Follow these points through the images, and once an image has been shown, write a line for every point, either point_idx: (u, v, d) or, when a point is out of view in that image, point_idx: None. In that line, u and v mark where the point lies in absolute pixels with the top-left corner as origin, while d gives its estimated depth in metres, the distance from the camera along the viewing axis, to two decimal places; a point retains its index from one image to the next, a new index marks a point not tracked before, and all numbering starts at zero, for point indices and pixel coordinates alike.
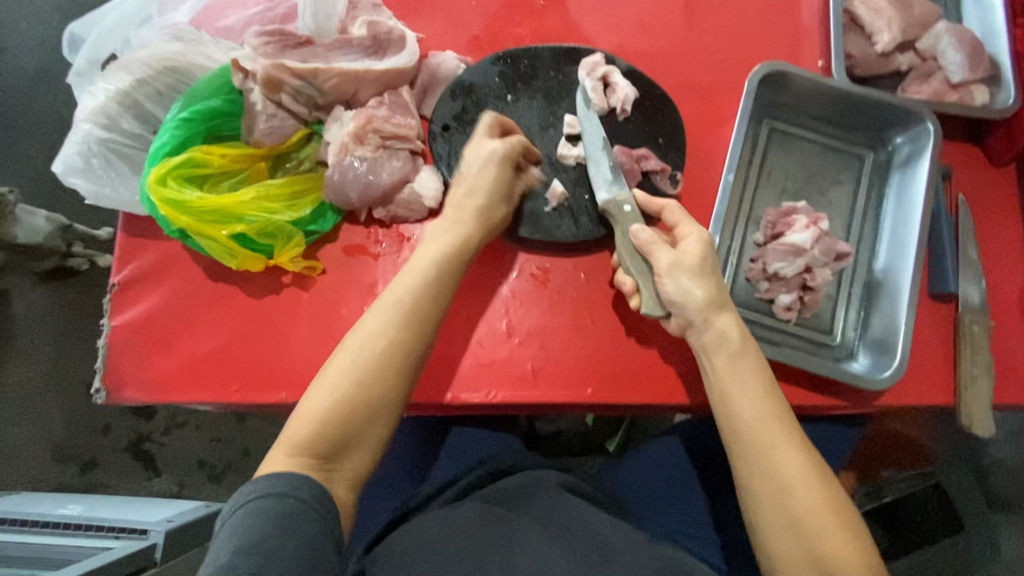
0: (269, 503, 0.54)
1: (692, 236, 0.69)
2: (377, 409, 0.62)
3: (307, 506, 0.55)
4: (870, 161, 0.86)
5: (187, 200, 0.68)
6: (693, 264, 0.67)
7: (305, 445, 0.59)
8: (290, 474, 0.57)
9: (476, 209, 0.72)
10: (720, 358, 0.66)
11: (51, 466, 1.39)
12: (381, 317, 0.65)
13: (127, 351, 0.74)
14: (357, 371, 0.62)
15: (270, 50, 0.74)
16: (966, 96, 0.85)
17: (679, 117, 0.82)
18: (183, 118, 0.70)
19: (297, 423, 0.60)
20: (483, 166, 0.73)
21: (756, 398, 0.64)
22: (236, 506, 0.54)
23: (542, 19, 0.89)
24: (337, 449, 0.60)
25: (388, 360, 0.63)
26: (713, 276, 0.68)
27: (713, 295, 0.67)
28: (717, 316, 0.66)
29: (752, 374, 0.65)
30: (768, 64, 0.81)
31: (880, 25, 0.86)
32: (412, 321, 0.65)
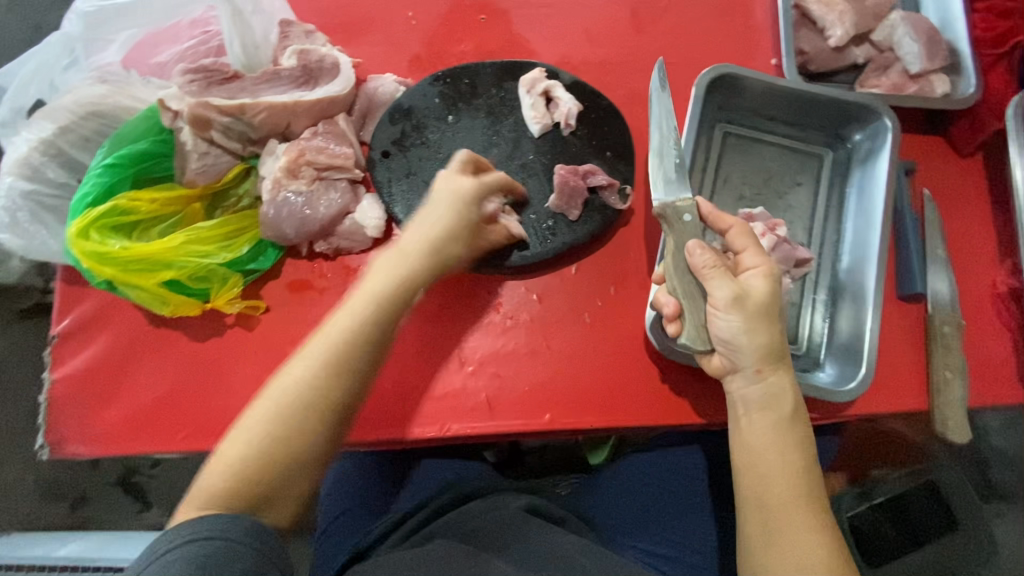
0: (193, 549, 0.48)
1: (761, 271, 0.61)
2: (304, 460, 0.55)
3: (235, 546, 0.49)
4: (830, 161, 0.83)
5: (111, 252, 0.66)
6: (759, 304, 0.60)
7: (224, 499, 0.52)
8: (216, 516, 0.51)
9: (429, 242, 0.64)
10: (762, 416, 0.61)
11: (40, 505, 1.37)
12: (306, 361, 0.57)
13: (69, 405, 0.72)
14: (284, 408, 0.55)
15: (194, 87, 0.72)
16: (926, 86, 0.82)
17: (628, 128, 0.79)
18: (106, 165, 0.68)
19: (228, 452, 0.53)
20: (450, 203, 0.65)
21: (794, 471, 0.59)
22: (157, 556, 0.48)
23: (484, 33, 0.86)
24: (259, 500, 0.53)
25: (317, 404, 0.56)
26: (777, 323, 0.61)
27: (774, 341, 0.60)
28: (777, 374, 0.61)
29: (797, 445, 0.60)
30: (716, 67, 0.78)
31: (832, 19, 0.82)
32: (340, 367, 0.57)
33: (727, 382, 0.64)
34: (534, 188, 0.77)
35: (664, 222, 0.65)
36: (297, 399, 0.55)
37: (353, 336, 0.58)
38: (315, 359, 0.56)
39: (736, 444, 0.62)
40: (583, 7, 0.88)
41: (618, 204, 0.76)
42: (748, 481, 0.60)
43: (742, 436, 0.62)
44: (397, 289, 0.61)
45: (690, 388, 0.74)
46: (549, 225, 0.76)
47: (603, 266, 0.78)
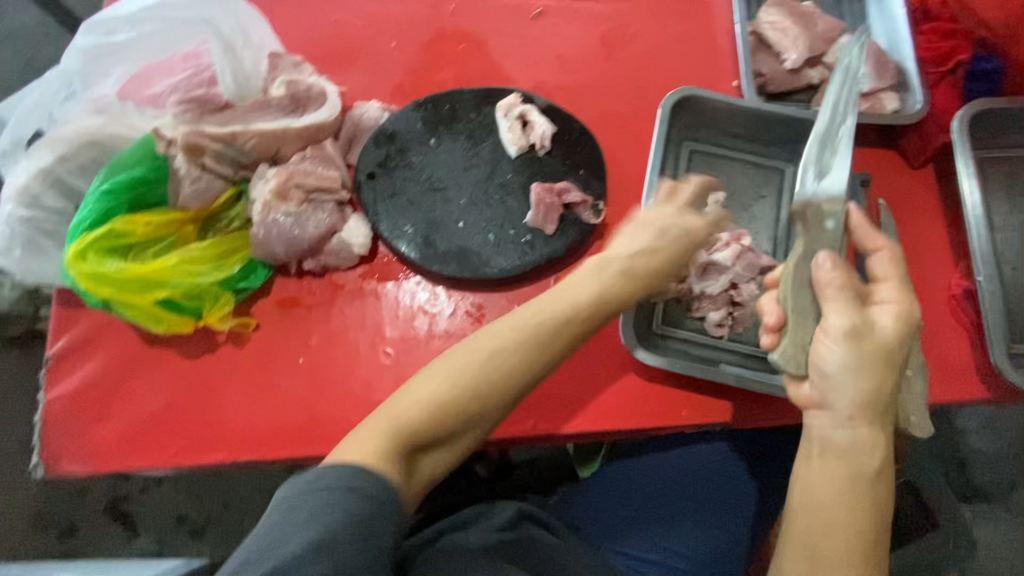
0: (355, 501, 0.52)
1: (886, 312, 0.61)
2: (471, 421, 0.60)
3: (381, 517, 0.53)
4: (791, 174, 0.88)
5: (109, 272, 0.69)
6: (878, 345, 0.59)
7: (406, 429, 0.57)
8: (376, 474, 0.54)
9: (632, 257, 0.66)
10: (838, 463, 0.59)
11: (28, 535, 1.36)
12: (514, 329, 0.61)
13: (65, 423, 0.74)
14: (474, 375, 0.59)
15: (189, 116, 0.76)
16: (876, 103, 0.88)
17: (600, 148, 0.84)
18: (103, 190, 0.72)
19: (403, 404, 0.59)
20: (675, 212, 0.69)
21: (854, 534, 0.57)
22: (322, 484, 0.53)
23: (463, 62, 0.92)
24: (425, 443, 0.59)
25: (509, 379, 0.60)
26: (891, 372, 0.59)
27: (881, 386, 0.59)
28: (876, 423, 0.59)
29: (874, 509, 0.58)
30: (680, 90, 0.84)
31: (786, 43, 0.89)
32: (543, 350, 0.61)
33: (809, 415, 0.62)
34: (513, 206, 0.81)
35: (804, 220, 0.68)
36: (488, 371, 0.59)
37: (539, 335, 0.61)
38: (525, 329, 0.60)
39: (805, 485, 0.59)
40: (555, 36, 0.94)
41: (593, 217, 0.81)
42: (801, 526, 0.58)
43: (815, 477, 0.59)
44: (554, 329, 0.61)
45: (663, 392, 0.78)
46: (527, 239, 0.80)
47: None
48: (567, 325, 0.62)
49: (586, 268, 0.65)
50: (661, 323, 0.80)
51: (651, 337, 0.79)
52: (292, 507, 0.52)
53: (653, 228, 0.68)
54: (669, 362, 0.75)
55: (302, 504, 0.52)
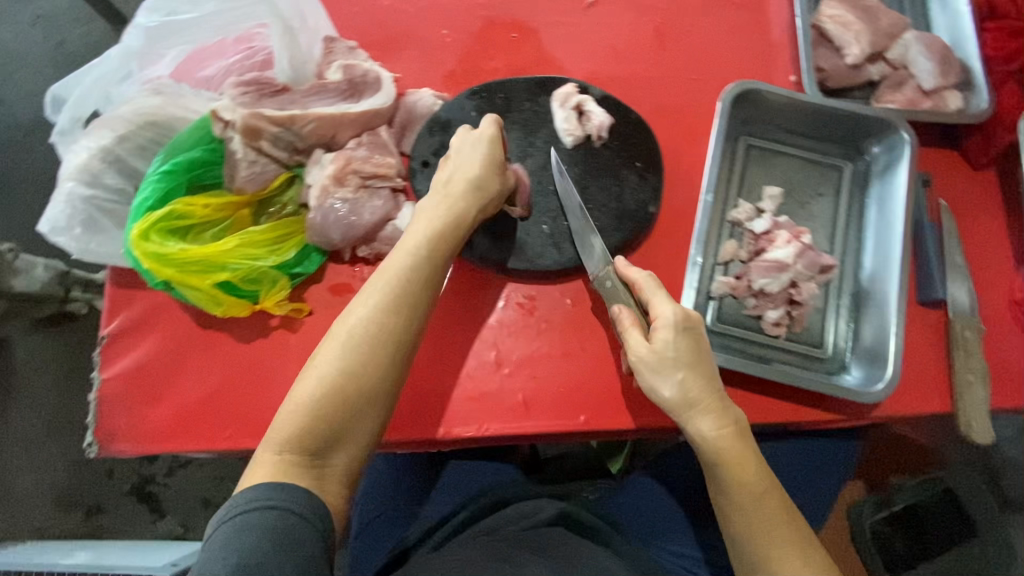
0: (269, 517, 0.53)
1: (665, 321, 0.64)
2: (354, 404, 0.59)
3: (304, 522, 0.54)
4: (849, 172, 0.86)
5: (171, 253, 0.69)
6: (665, 360, 0.63)
7: (294, 442, 0.57)
8: (291, 485, 0.55)
9: (467, 183, 0.71)
10: (708, 458, 0.64)
11: (55, 513, 1.37)
12: (367, 301, 0.63)
13: (117, 403, 0.74)
14: (348, 360, 0.60)
15: (247, 99, 0.76)
16: (939, 101, 0.86)
17: (656, 141, 0.83)
18: (164, 171, 0.72)
19: (281, 421, 0.58)
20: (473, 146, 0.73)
21: (759, 503, 0.63)
22: (235, 514, 0.53)
23: (515, 51, 0.90)
24: (324, 444, 0.58)
25: (373, 346, 0.61)
26: (692, 365, 0.63)
27: (690, 384, 0.63)
28: (702, 416, 0.63)
29: (750, 472, 0.63)
30: (739, 84, 0.82)
31: (848, 38, 0.87)
32: (402, 303, 0.63)
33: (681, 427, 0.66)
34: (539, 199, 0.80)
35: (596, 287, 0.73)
36: (347, 356, 0.60)
37: (393, 294, 0.63)
38: (379, 293, 0.63)
39: (713, 489, 0.65)
40: (609, 26, 0.92)
41: (650, 208, 0.80)
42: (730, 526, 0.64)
43: (710, 477, 0.65)
44: (399, 287, 0.64)
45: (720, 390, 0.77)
46: None
47: None
48: (418, 278, 0.65)
49: (442, 202, 0.70)
50: (717, 321, 0.79)
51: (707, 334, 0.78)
52: (206, 549, 0.52)
53: (471, 140, 0.74)
54: (727, 360, 0.74)
55: (217, 538, 0.52)
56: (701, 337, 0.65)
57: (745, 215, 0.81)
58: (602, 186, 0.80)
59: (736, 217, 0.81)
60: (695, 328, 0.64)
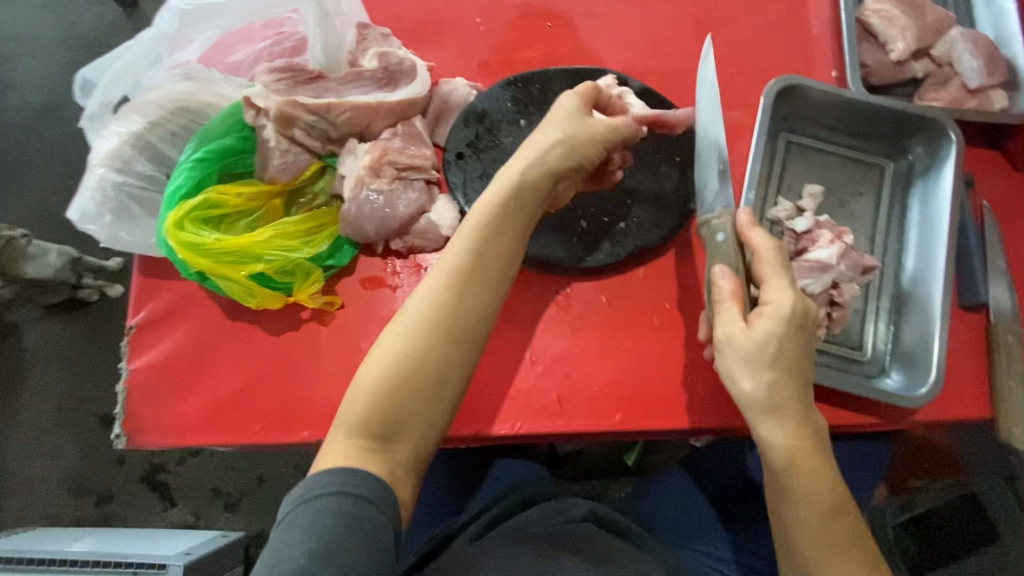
0: (344, 504, 0.50)
1: (774, 313, 0.60)
2: (429, 387, 0.56)
3: (379, 512, 0.51)
4: (890, 171, 0.84)
5: (205, 243, 0.67)
6: (760, 355, 0.60)
7: (365, 425, 0.54)
8: (364, 471, 0.52)
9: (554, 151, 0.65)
10: (777, 464, 0.61)
11: (65, 500, 1.36)
12: (439, 283, 0.59)
13: (146, 394, 0.73)
14: (409, 346, 0.56)
15: (281, 85, 0.74)
16: (984, 101, 0.83)
17: (696, 136, 0.81)
18: (197, 159, 0.70)
19: (351, 403, 0.55)
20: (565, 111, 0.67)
21: (824, 514, 0.60)
22: (311, 497, 0.51)
23: (550, 41, 0.88)
24: (392, 430, 0.55)
25: (450, 330, 0.58)
26: (785, 359, 0.60)
27: (779, 386, 0.60)
28: (785, 418, 0.61)
29: (824, 482, 0.61)
30: (783, 78, 0.80)
31: (894, 33, 0.84)
32: (473, 287, 0.59)
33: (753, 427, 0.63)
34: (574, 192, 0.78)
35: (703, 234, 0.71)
36: (423, 336, 0.57)
37: (461, 275, 0.59)
38: (451, 275, 0.59)
39: (775, 492, 0.63)
40: (647, 17, 0.90)
41: (689, 205, 0.78)
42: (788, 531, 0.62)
43: (779, 482, 0.62)
44: (473, 264, 0.60)
45: None
46: (620, 228, 0.78)
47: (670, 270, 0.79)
48: (489, 263, 0.61)
49: (507, 172, 0.64)
50: None
51: None
52: (283, 528, 0.50)
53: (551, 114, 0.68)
54: None
55: (295, 519, 0.49)
56: (805, 335, 0.61)
57: (785, 213, 0.80)
58: (640, 181, 0.79)
59: (776, 215, 0.80)
60: (800, 324, 0.61)
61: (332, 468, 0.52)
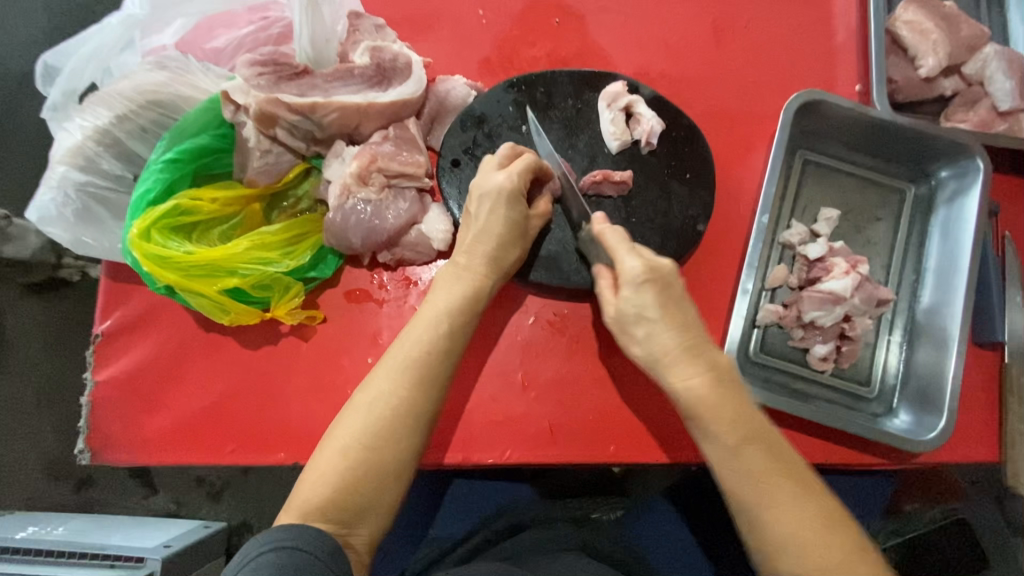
0: (284, 558, 0.48)
1: (629, 280, 0.61)
2: (389, 473, 0.56)
3: (320, 562, 0.49)
4: (911, 196, 0.80)
5: (173, 256, 0.61)
6: (626, 316, 0.62)
7: (320, 508, 0.54)
8: (302, 525, 0.51)
9: (488, 255, 0.65)
10: (695, 418, 0.59)
11: (41, 485, 1.32)
12: (391, 375, 0.59)
13: (112, 408, 0.69)
14: (368, 438, 0.56)
15: (263, 81, 0.67)
16: (1014, 125, 0.79)
17: (709, 150, 0.76)
18: (167, 160, 0.64)
19: (308, 486, 0.55)
20: (490, 202, 0.65)
21: (743, 441, 0.57)
22: (247, 562, 0.48)
23: (558, 39, 0.82)
24: (355, 513, 0.55)
25: (394, 426, 0.57)
26: (653, 310, 0.60)
27: (657, 335, 0.60)
28: (681, 367, 0.59)
29: (735, 422, 0.57)
30: (806, 93, 0.74)
31: (925, 48, 0.79)
32: (427, 374, 0.60)
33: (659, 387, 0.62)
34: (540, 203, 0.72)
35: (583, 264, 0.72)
36: (370, 432, 0.57)
37: (411, 363, 0.59)
38: (396, 369, 0.59)
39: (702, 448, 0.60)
40: (663, 16, 0.84)
41: (699, 226, 0.73)
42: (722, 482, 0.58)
43: (699, 431, 0.59)
44: (426, 352, 0.60)
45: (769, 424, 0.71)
46: None
47: None
48: (451, 343, 0.62)
49: (459, 269, 0.65)
50: (761, 352, 0.73)
51: (751, 365, 0.73)
52: None
53: (484, 202, 0.65)
54: (772, 399, 0.68)
55: None
56: (670, 288, 0.62)
57: (798, 237, 0.75)
58: (649, 199, 0.74)
59: (788, 239, 0.75)
60: (666, 283, 0.61)
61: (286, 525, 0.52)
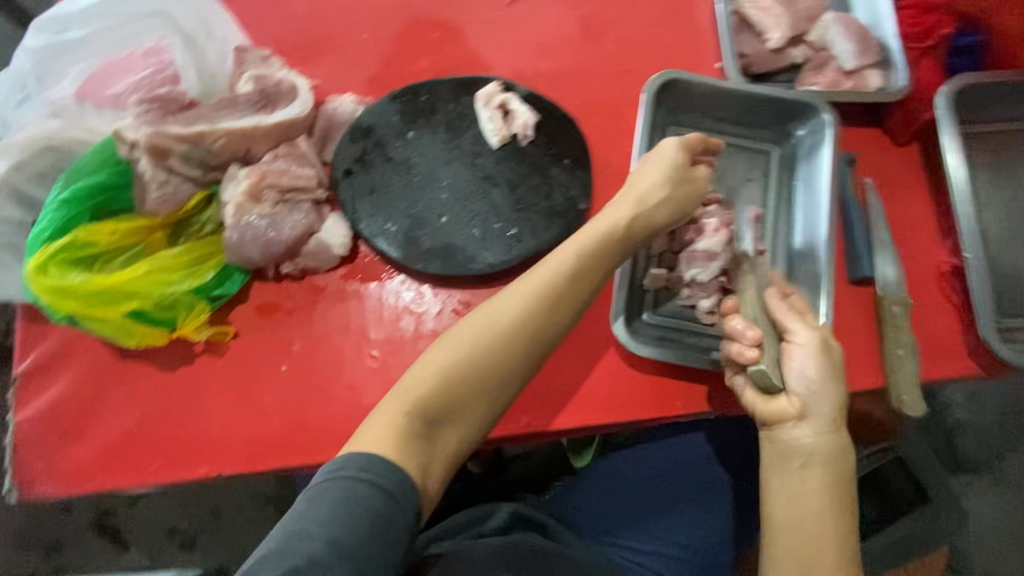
0: (371, 495, 0.51)
1: (834, 335, 0.68)
2: (486, 385, 0.60)
3: (399, 507, 0.52)
4: (777, 156, 0.87)
5: (72, 285, 0.65)
6: (838, 365, 0.66)
7: (424, 402, 0.58)
8: (386, 461, 0.53)
9: (638, 197, 0.68)
10: (813, 471, 0.63)
11: (13, 557, 1.30)
12: (499, 317, 0.61)
13: (36, 445, 0.71)
14: (489, 343, 0.60)
15: (150, 117, 0.72)
16: (860, 82, 0.86)
17: (583, 136, 0.82)
18: (64, 199, 0.68)
19: (418, 377, 0.59)
20: (667, 155, 0.71)
21: (831, 518, 0.61)
22: (344, 478, 0.52)
23: (439, 51, 0.89)
24: (443, 417, 0.58)
25: (507, 350, 0.60)
26: (842, 381, 0.66)
27: (845, 399, 0.65)
28: (839, 432, 0.64)
29: (839, 506, 0.62)
30: (663, 73, 0.82)
31: (768, 24, 0.88)
32: (552, 309, 0.62)
33: (791, 426, 0.64)
34: (425, 191, 0.77)
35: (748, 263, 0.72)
36: (496, 346, 0.60)
37: (547, 295, 0.62)
38: (532, 294, 0.62)
39: (783, 502, 0.63)
40: (535, 21, 0.91)
41: (580, 205, 0.78)
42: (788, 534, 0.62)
43: (797, 481, 0.63)
44: (560, 284, 0.63)
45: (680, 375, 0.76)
46: (512, 233, 0.77)
47: None
48: (584, 271, 0.64)
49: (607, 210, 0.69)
50: (653, 313, 0.79)
51: (643, 326, 0.78)
52: (312, 504, 0.51)
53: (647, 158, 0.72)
54: (662, 352, 0.74)
55: (323, 496, 0.51)
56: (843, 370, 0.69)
57: None
58: (533, 186, 0.79)
59: None
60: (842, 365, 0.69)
61: (370, 451, 0.54)
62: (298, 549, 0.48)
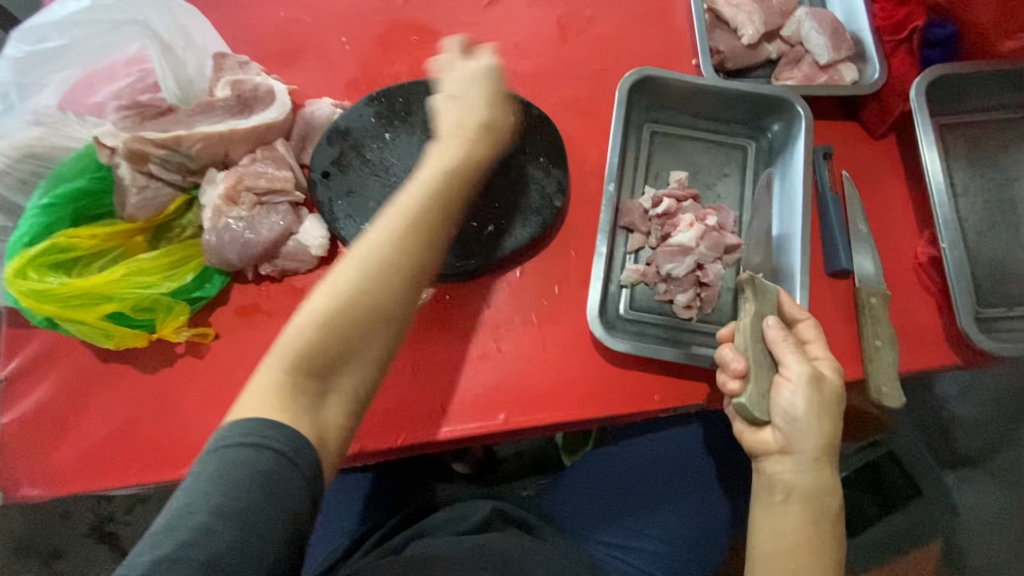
0: (262, 458, 0.47)
1: (832, 369, 0.65)
2: (372, 320, 0.56)
3: (296, 471, 0.48)
4: (754, 151, 0.87)
5: (50, 289, 0.66)
6: (832, 401, 0.62)
7: (302, 358, 0.53)
8: (284, 425, 0.49)
9: (481, 119, 0.67)
10: (794, 504, 0.62)
11: (10, 565, 1.31)
12: (364, 253, 0.58)
13: (19, 448, 0.72)
14: (361, 280, 0.56)
15: (128, 122, 0.75)
16: (835, 75, 0.87)
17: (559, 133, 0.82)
18: (44, 205, 0.69)
19: (297, 331, 0.54)
20: (481, 80, 0.69)
21: (808, 548, 0.61)
22: (229, 445, 0.47)
23: (417, 54, 0.90)
24: (331, 365, 0.55)
25: (380, 277, 0.57)
26: (835, 417, 0.63)
27: (838, 436, 0.62)
28: (826, 470, 0.62)
29: (818, 539, 0.61)
30: (637, 70, 0.82)
31: (742, 19, 0.88)
32: (419, 231, 0.59)
33: (774, 459, 0.63)
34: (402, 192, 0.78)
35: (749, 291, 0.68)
36: (364, 281, 0.56)
37: (413, 225, 0.59)
38: (399, 222, 0.59)
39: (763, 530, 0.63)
40: (512, 23, 0.92)
41: (556, 203, 0.79)
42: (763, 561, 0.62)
43: (776, 510, 0.63)
44: (426, 207, 0.60)
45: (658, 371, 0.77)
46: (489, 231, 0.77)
47: (544, 270, 0.80)
48: (448, 192, 0.62)
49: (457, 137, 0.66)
50: (630, 309, 0.79)
51: (620, 322, 0.79)
52: (196, 477, 0.46)
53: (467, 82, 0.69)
54: (637, 347, 0.74)
55: (207, 468, 0.46)
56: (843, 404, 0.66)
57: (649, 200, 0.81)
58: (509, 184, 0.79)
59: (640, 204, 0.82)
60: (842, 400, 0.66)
61: (254, 418, 0.49)
62: (177, 526, 0.43)
